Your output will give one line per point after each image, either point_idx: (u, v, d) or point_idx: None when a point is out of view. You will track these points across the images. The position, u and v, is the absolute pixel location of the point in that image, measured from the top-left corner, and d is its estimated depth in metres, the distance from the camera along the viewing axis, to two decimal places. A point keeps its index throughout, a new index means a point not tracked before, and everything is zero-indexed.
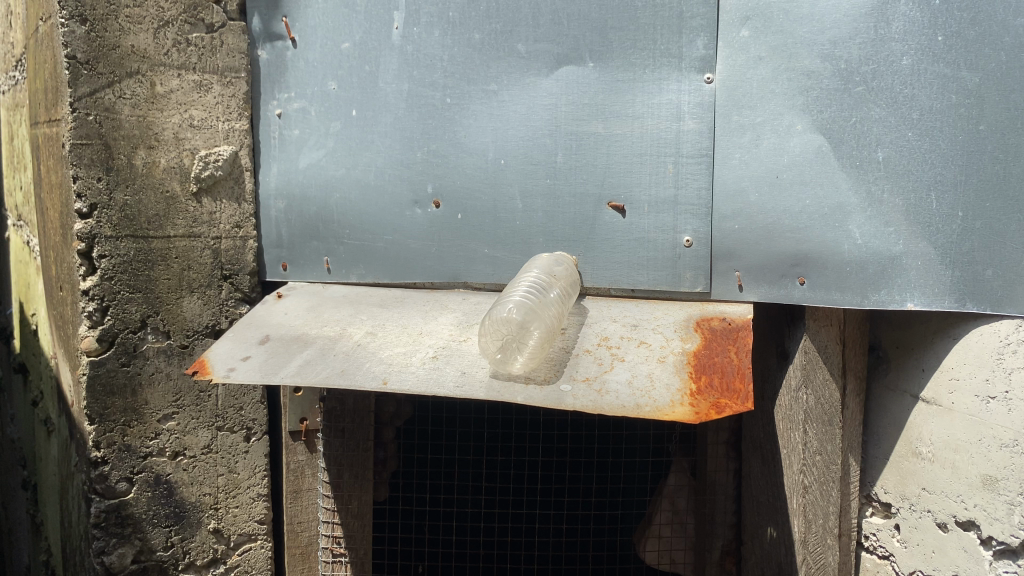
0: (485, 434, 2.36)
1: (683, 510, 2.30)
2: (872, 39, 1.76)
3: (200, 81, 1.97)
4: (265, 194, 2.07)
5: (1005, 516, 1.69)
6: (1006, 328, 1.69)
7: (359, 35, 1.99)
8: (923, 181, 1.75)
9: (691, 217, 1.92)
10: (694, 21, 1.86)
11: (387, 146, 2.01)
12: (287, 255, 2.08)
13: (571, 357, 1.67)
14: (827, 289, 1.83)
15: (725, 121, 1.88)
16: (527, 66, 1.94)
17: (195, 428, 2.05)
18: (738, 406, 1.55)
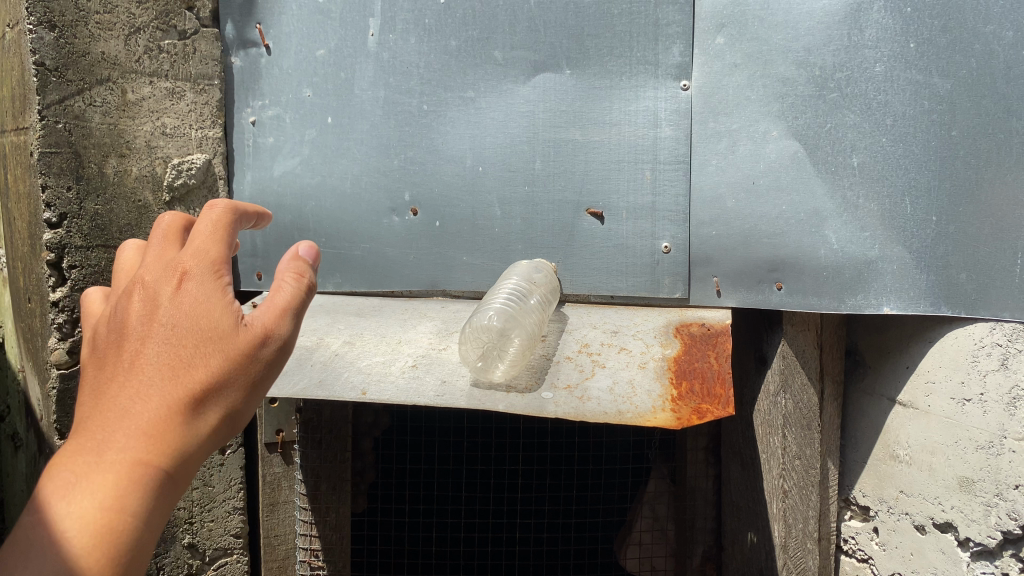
0: (464, 443, 2.33)
1: (663, 517, 2.36)
2: (846, 46, 1.78)
3: (172, 88, 1.94)
4: (239, 202, 2.05)
5: (982, 518, 1.70)
6: (981, 331, 1.71)
7: (334, 42, 1.97)
8: (897, 187, 1.77)
9: (668, 224, 1.92)
10: (669, 29, 1.87)
11: (363, 154, 1.99)
12: (261, 264, 2.06)
13: (551, 364, 1.66)
14: (804, 294, 1.84)
15: (701, 128, 1.88)
16: (504, 73, 1.93)
17: None
18: (719, 411, 1.56)
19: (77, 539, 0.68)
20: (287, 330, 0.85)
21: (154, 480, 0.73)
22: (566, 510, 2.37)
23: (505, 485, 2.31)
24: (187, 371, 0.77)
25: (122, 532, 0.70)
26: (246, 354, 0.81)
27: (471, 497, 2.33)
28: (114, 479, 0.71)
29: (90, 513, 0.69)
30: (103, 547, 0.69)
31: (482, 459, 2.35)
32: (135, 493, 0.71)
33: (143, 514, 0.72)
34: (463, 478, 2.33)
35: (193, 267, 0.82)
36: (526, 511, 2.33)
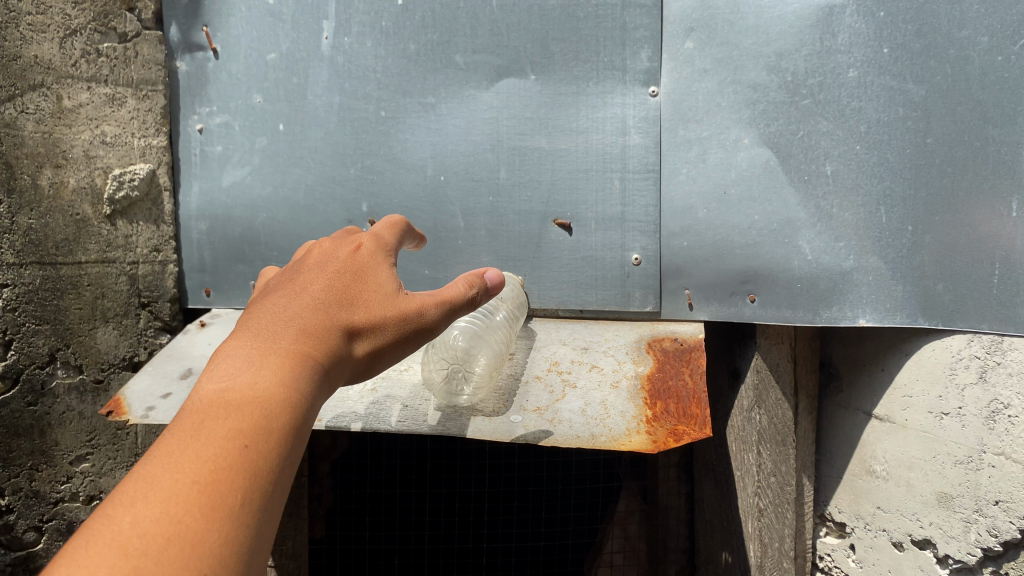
0: (428, 467, 2.23)
1: (634, 537, 2.32)
2: (818, 51, 1.72)
3: (112, 94, 1.81)
4: (186, 215, 1.94)
5: (962, 534, 1.66)
6: (959, 343, 1.66)
7: (285, 46, 1.87)
8: (872, 195, 1.72)
9: (639, 235, 1.86)
10: (637, 33, 1.80)
11: (318, 163, 1.90)
12: (210, 280, 1.96)
13: (520, 385, 1.59)
14: (777, 306, 1.78)
15: (671, 135, 1.82)
16: (465, 78, 1.85)
17: (112, 469, 1.92)
18: (697, 432, 1.48)
19: (251, 403, 0.67)
20: (436, 314, 0.93)
21: (321, 377, 0.75)
22: (535, 533, 2.27)
23: (471, 508, 2.24)
24: (354, 303, 0.85)
25: (289, 404, 0.69)
26: (404, 310, 0.89)
27: (434, 523, 2.24)
28: (292, 360, 0.73)
29: (267, 381, 0.70)
30: (269, 415, 0.67)
31: (447, 482, 2.24)
32: (306, 380, 0.73)
33: (308, 398, 0.72)
34: (427, 503, 2.23)
35: (368, 242, 0.94)
36: (493, 535, 2.25)
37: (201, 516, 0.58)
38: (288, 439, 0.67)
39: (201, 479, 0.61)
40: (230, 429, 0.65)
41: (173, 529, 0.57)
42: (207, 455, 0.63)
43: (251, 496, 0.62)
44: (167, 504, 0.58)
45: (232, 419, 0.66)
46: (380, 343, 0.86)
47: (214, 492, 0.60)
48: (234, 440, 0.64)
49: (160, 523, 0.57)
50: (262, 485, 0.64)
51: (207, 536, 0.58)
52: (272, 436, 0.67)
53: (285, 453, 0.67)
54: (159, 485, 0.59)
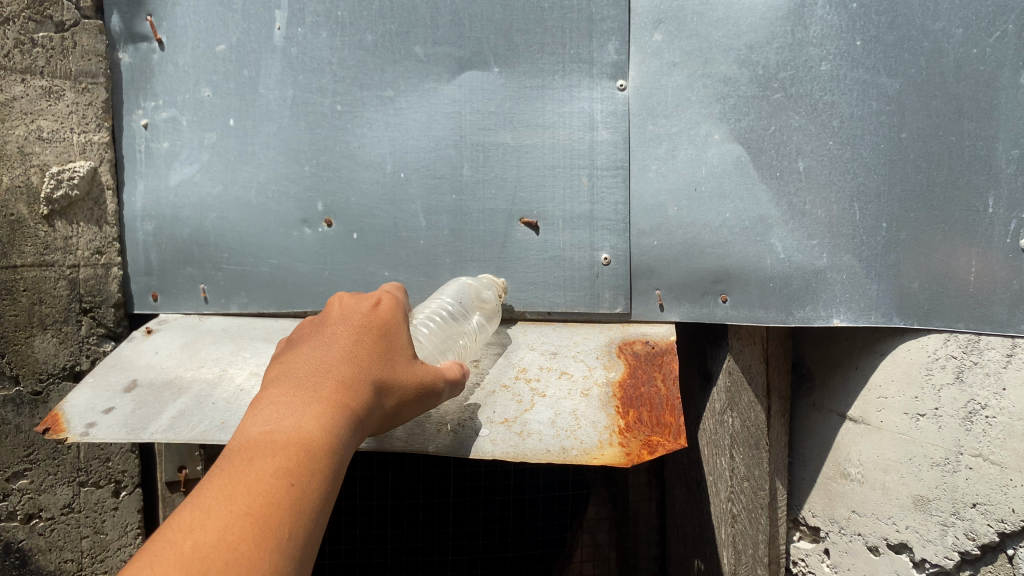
0: (389, 478, 2.12)
1: (603, 544, 2.30)
2: (790, 43, 1.67)
3: (49, 87, 1.71)
4: (130, 215, 1.83)
5: (939, 538, 1.62)
6: (934, 342, 1.62)
7: (235, 36, 1.78)
8: (845, 192, 1.67)
9: (608, 234, 1.79)
10: (604, 24, 1.73)
11: (271, 160, 1.80)
12: (156, 283, 1.85)
13: (486, 394, 1.51)
14: (750, 307, 1.73)
15: (640, 131, 1.76)
16: (426, 71, 1.77)
17: (53, 485, 1.79)
18: (671, 445, 1.42)
19: (308, 444, 0.84)
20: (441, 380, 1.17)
21: (354, 428, 0.93)
22: (502, 544, 2.19)
23: (435, 519, 2.15)
24: (384, 369, 1.04)
25: (335, 450, 0.86)
26: (420, 374, 1.11)
27: (397, 535, 2.15)
28: (338, 412, 0.91)
29: (321, 429, 0.86)
30: (321, 457, 0.83)
31: (410, 493, 2.13)
32: (346, 432, 0.90)
33: (345, 447, 0.88)
34: (389, 516, 2.13)
35: (388, 300, 1.14)
36: (458, 546, 2.16)
37: (273, 535, 0.73)
38: (333, 478, 0.84)
39: (272, 501, 0.76)
40: (293, 465, 0.81)
41: (253, 539, 0.72)
42: (276, 482, 0.78)
43: (308, 519, 0.78)
44: (245, 520, 0.73)
45: (295, 457, 0.81)
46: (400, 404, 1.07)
47: (282, 511, 0.76)
48: (296, 474, 0.80)
49: (242, 534, 0.71)
50: (315, 513, 0.79)
51: (278, 547, 0.73)
52: (323, 475, 0.82)
53: (329, 487, 0.83)
54: (240, 506, 0.74)
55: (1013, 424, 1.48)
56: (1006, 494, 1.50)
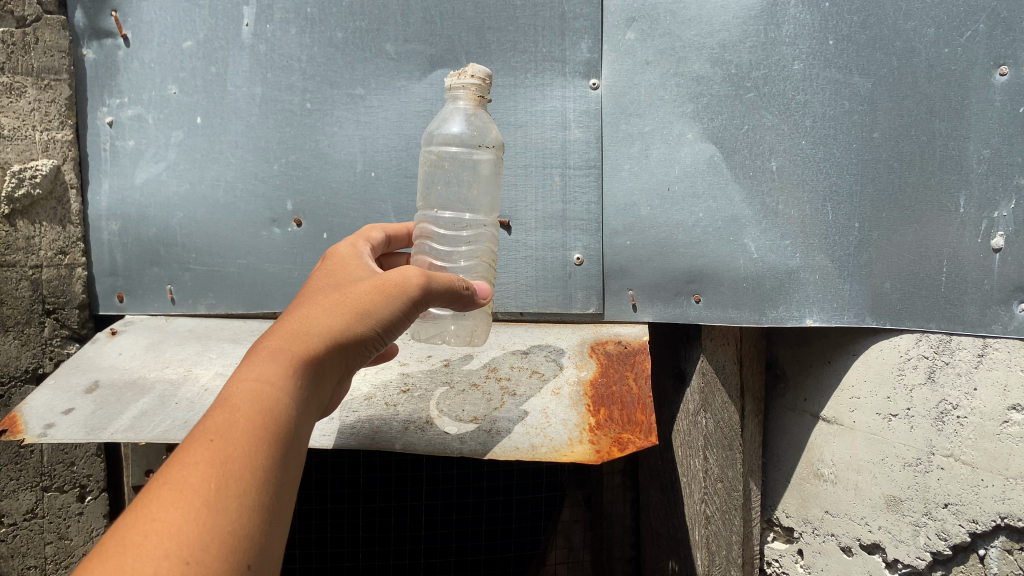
0: (360, 480, 2.10)
1: (578, 547, 2.28)
2: (763, 42, 1.66)
3: (10, 84, 1.69)
4: (95, 215, 1.78)
5: (910, 539, 1.63)
6: (906, 343, 1.63)
7: (203, 33, 1.75)
8: (818, 191, 1.66)
9: (581, 234, 1.77)
10: (576, 22, 1.72)
11: (239, 158, 1.77)
12: (123, 284, 1.80)
13: (457, 394, 1.51)
14: (723, 307, 1.72)
15: (613, 130, 1.74)
16: (396, 68, 1.75)
17: (15, 490, 1.76)
18: (642, 441, 1.41)
19: (255, 411, 0.71)
20: (430, 289, 1.00)
21: (317, 381, 0.80)
22: (474, 548, 2.17)
23: (407, 522, 2.14)
24: (347, 300, 0.89)
25: (287, 413, 0.73)
26: (399, 289, 0.95)
27: (368, 538, 2.13)
28: (290, 363, 0.77)
29: (267, 387, 0.73)
30: (270, 424, 0.71)
31: (381, 495, 2.11)
32: (307, 389, 0.77)
33: (302, 407, 0.76)
34: (360, 518, 2.11)
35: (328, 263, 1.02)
36: (431, 550, 2.15)
37: (228, 526, 0.63)
38: (287, 450, 0.72)
39: (219, 483, 0.65)
40: (237, 441, 0.68)
41: (205, 540, 0.61)
42: (216, 459, 0.66)
43: (263, 501, 0.67)
44: (192, 514, 0.62)
45: (239, 429, 0.69)
46: (382, 332, 0.92)
47: (233, 497, 0.65)
48: (244, 451, 0.68)
49: (195, 531, 0.61)
50: (271, 493, 0.68)
51: (235, 546, 0.63)
52: (277, 445, 0.71)
53: (287, 457, 0.71)
54: (181, 495, 0.63)
55: (983, 425, 1.49)
56: (977, 494, 1.51)
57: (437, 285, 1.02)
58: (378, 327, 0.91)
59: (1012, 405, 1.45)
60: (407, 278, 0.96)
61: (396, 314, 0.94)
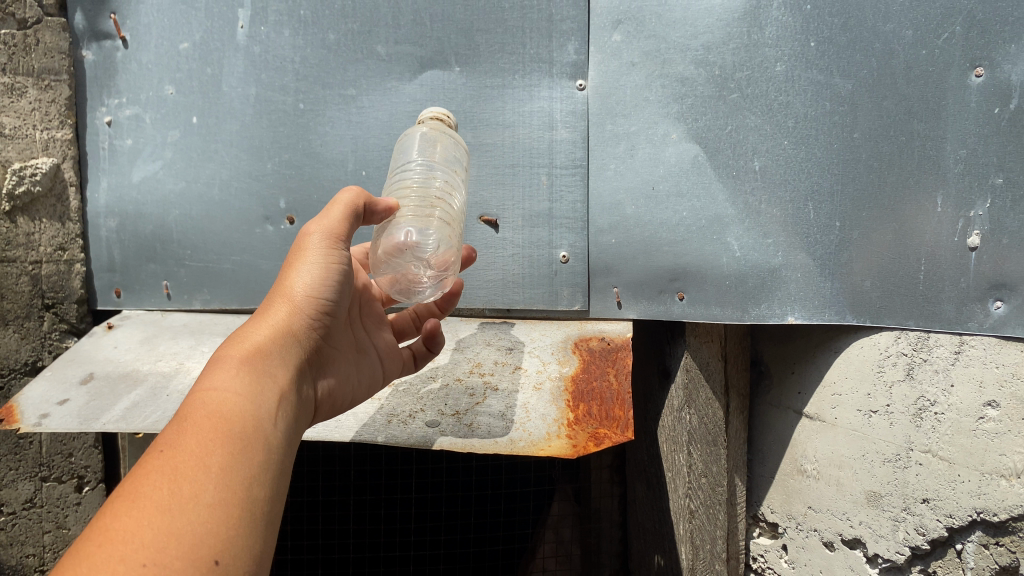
0: (351, 473, 2.24)
1: (567, 541, 2.37)
2: (746, 44, 1.69)
3: (12, 84, 1.74)
4: (94, 212, 1.83)
5: (890, 533, 1.65)
6: (885, 340, 1.65)
7: (199, 35, 1.79)
8: (800, 191, 1.69)
9: (567, 232, 1.81)
10: (563, 25, 1.75)
11: (233, 157, 1.81)
12: (120, 280, 1.85)
13: (441, 390, 1.58)
14: (706, 304, 1.75)
15: (599, 130, 1.78)
16: (387, 70, 1.79)
17: (15, 480, 1.81)
18: (618, 436, 1.45)
19: (200, 417, 0.79)
20: (346, 242, 1.06)
21: (263, 373, 0.88)
22: (463, 540, 2.29)
23: (397, 513, 2.26)
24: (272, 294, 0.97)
25: (233, 410, 0.81)
26: (310, 253, 1.01)
27: (358, 530, 2.24)
28: (229, 368, 0.85)
29: (207, 396, 0.81)
30: (219, 424, 0.79)
31: (371, 488, 2.25)
32: (251, 382, 0.85)
33: (253, 399, 0.83)
34: (350, 509, 2.23)
35: None
36: (420, 541, 2.26)
37: (189, 522, 0.70)
38: (241, 447, 0.78)
39: (173, 487, 0.71)
40: (187, 447, 0.75)
41: (164, 541, 0.67)
42: (168, 468, 0.73)
43: (226, 493, 0.74)
44: (146, 520, 0.68)
45: (186, 435, 0.76)
46: (315, 303, 1.00)
47: (189, 497, 0.71)
48: (195, 453, 0.75)
49: (152, 534, 0.67)
50: (231, 484, 0.75)
51: (197, 539, 0.69)
52: (229, 438, 0.78)
53: (242, 448, 0.78)
54: (133, 505, 0.69)
55: (960, 421, 1.52)
56: (954, 489, 1.53)
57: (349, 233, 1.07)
58: (308, 302, 0.99)
59: (988, 402, 1.48)
60: (308, 232, 1.02)
61: (321, 278, 1.01)
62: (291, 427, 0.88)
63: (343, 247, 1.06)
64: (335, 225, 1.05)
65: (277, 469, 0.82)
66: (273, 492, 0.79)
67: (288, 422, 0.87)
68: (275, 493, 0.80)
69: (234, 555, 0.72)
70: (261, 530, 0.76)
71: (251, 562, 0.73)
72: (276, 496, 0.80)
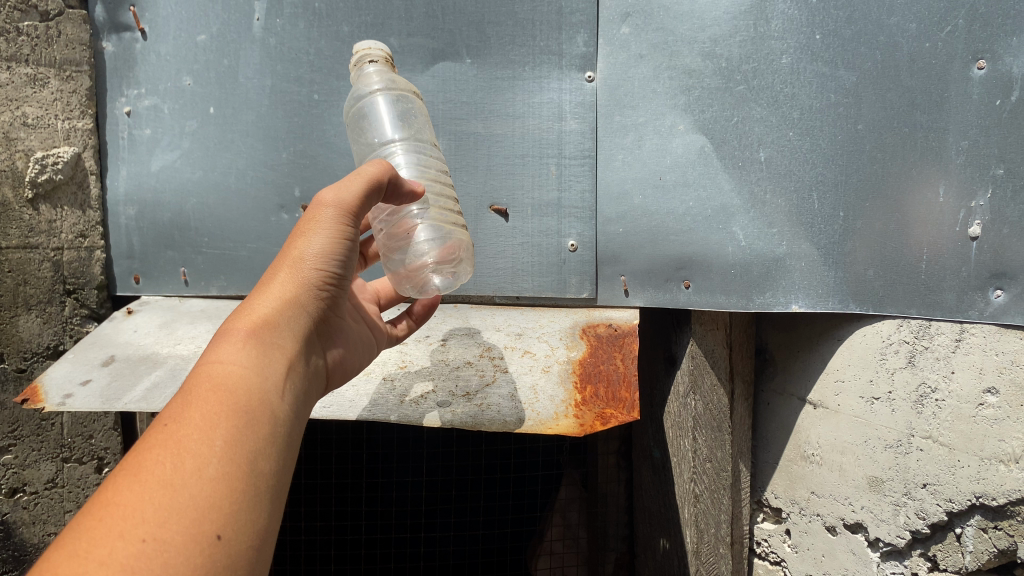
0: (364, 456, 2.35)
1: (574, 524, 2.50)
2: (752, 37, 1.71)
3: (34, 75, 1.76)
4: (114, 200, 1.88)
5: (891, 518, 1.66)
6: (888, 328, 1.68)
7: (216, 27, 1.83)
8: (805, 181, 1.72)
9: (575, 221, 1.85)
10: (573, 18, 1.79)
11: (249, 146, 1.86)
12: (138, 267, 1.90)
13: (451, 368, 1.65)
14: (712, 292, 1.78)
15: (608, 121, 1.81)
16: (400, 61, 1.82)
17: (37, 460, 1.86)
18: (624, 416, 1.56)
19: (204, 391, 0.71)
20: (358, 210, 0.98)
21: (273, 344, 0.80)
22: (473, 522, 2.41)
23: (408, 497, 2.38)
24: (278, 261, 0.90)
25: (242, 384, 0.73)
26: (323, 223, 0.92)
27: (370, 512, 2.36)
28: (234, 340, 0.77)
29: (214, 368, 0.74)
30: (224, 398, 0.71)
31: (383, 472, 2.37)
32: (260, 356, 0.77)
33: (262, 373, 0.76)
34: (363, 492, 2.35)
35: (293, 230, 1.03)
36: (431, 525, 2.39)
37: (193, 497, 0.63)
38: (251, 421, 0.71)
39: (175, 461, 0.65)
40: (192, 421, 0.68)
41: (165, 516, 0.61)
42: (170, 441, 0.66)
43: (231, 469, 0.67)
44: (149, 494, 0.62)
45: (190, 410, 0.69)
46: (329, 273, 0.92)
47: (192, 471, 0.65)
48: (198, 426, 0.68)
49: (152, 508, 0.61)
50: (237, 461, 0.68)
51: (199, 513, 0.63)
52: (235, 412, 0.71)
53: (255, 421, 0.72)
54: (136, 480, 0.63)
55: (961, 408, 1.53)
56: (954, 475, 1.54)
57: (366, 202, 0.99)
58: (319, 272, 0.91)
59: (988, 389, 1.48)
60: (323, 200, 0.93)
61: (337, 249, 0.93)
62: (302, 403, 0.81)
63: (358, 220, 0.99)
64: (348, 195, 0.94)
65: (288, 445, 0.75)
66: (283, 469, 0.72)
67: (298, 397, 0.80)
68: (284, 473, 0.73)
69: (241, 534, 0.65)
70: (273, 508, 0.69)
71: (257, 541, 0.66)
72: (287, 476, 0.73)
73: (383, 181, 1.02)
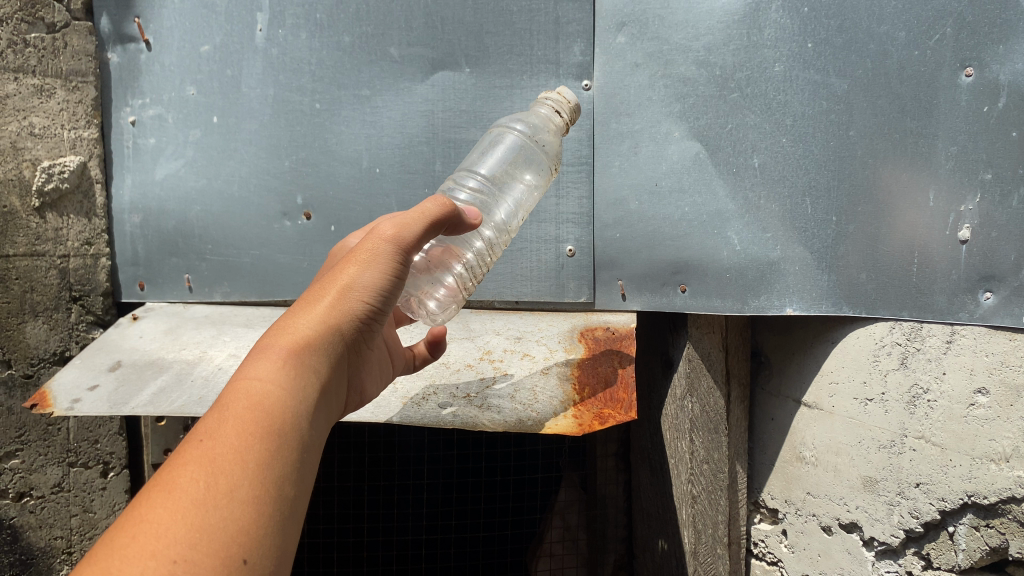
0: (366, 459, 2.39)
1: (574, 527, 2.54)
2: (745, 45, 1.75)
3: (41, 85, 1.79)
4: (119, 208, 1.91)
5: (885, 517, 1.69)
6: (881, 330, 1.71)
7: (220, 38, 1.86)
8: (798, 187, 1.75)
9: (573, 227, 1.88)
10: (569, 27, 1.82)
11: (252, 154, 1.89)
12: (143, 273, 1.93)
13: (452, 373, 1.67)
14: (707, 296, 1.81)
15: (604, 129, 1.85)
16: (400, 71, 1.85)
17: (44, 465, 1.89)
18: (621, 416, 1.59)
19: (240, 408, 0.72)
20: (411, 245, 0.99)
21: (311, 369, 0.80)
22: (473, 525, 2.44)
23: (410, 499, 2.42)
24: (327, 285, 0.90)
25: (278, 405, 0.74)
26: (379, 256, 0.94)
27: (373, 515, 2.41)
28: (275, 359, 0.77)
29: (252, 384, 0.74)
30: (259, 418, 0.71)
31: (386, 475, 2.41)
32: (298, 378, 0.78)
33: (296, 396, 0.76)
34: (365, 495, 2.40)
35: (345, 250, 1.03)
36: (432, 526, 2.43)
37: (221, 519, 0.64)
38: (284, 445, 0.71)
39: (208, 480, 0.65)
40: (226, 439, 0.69)
41: (194, 538, 0.62)
42: (205, 458, 0.67)
43: (260, 491, 0.67)
44: (179, 513, 0.62)
45: (226, 427, 0.70)
46: (373, 305, 0.92)
47: (224, 492, 0.65)
48: (233, 446, 0.68)
49: (184, 529, 0.62)
50: (267, 484, 0.68)
51: (227, 537, 0.63)
52: (269, 433, 0.71)
53: (287, 445, 0.72)
54: (168, 498, 0.63)
55: (952, 408, 1.56)
56: (946, 474, 1.57)
57: (419, 237, 1.01)
58: (364, 304, 0.91)
59: (978, 389, 1.53)
60: (383, 235, 0.96)
61: (385, 284, 0.94)
62: (326, 428, 0.81)
63: (408, 254, 1.00)
64: (407, 231, 0.98)
65: (311, 473, 0.74)
66: (308, 496, 0.72)
67: (324, 423, 0.80)
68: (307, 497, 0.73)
69: (267, 559, 0.65)
70: (294, 535, 0.69)
71: (280, 568, 0.66)
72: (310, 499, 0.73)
73: (440, 220, 1.06)
